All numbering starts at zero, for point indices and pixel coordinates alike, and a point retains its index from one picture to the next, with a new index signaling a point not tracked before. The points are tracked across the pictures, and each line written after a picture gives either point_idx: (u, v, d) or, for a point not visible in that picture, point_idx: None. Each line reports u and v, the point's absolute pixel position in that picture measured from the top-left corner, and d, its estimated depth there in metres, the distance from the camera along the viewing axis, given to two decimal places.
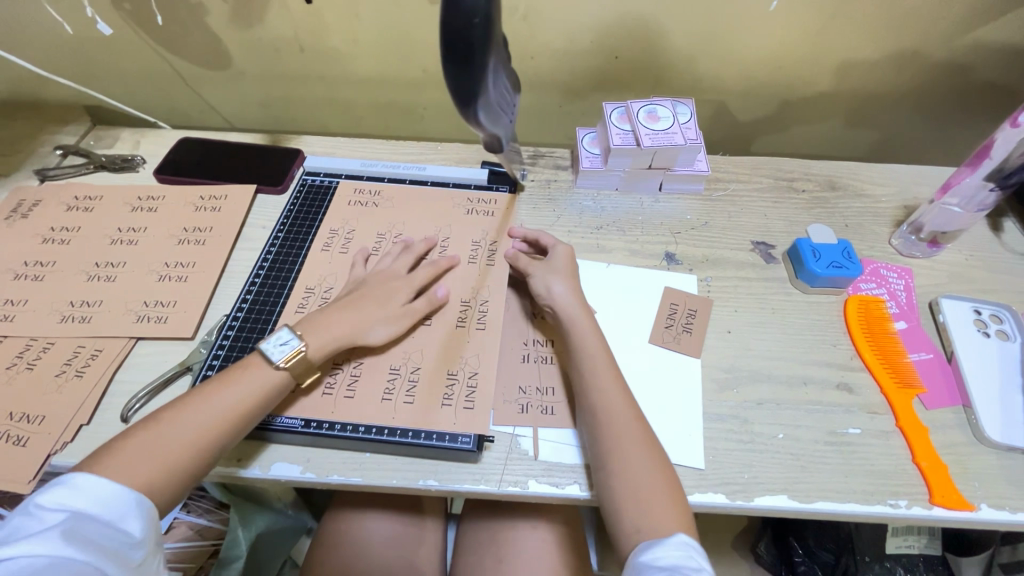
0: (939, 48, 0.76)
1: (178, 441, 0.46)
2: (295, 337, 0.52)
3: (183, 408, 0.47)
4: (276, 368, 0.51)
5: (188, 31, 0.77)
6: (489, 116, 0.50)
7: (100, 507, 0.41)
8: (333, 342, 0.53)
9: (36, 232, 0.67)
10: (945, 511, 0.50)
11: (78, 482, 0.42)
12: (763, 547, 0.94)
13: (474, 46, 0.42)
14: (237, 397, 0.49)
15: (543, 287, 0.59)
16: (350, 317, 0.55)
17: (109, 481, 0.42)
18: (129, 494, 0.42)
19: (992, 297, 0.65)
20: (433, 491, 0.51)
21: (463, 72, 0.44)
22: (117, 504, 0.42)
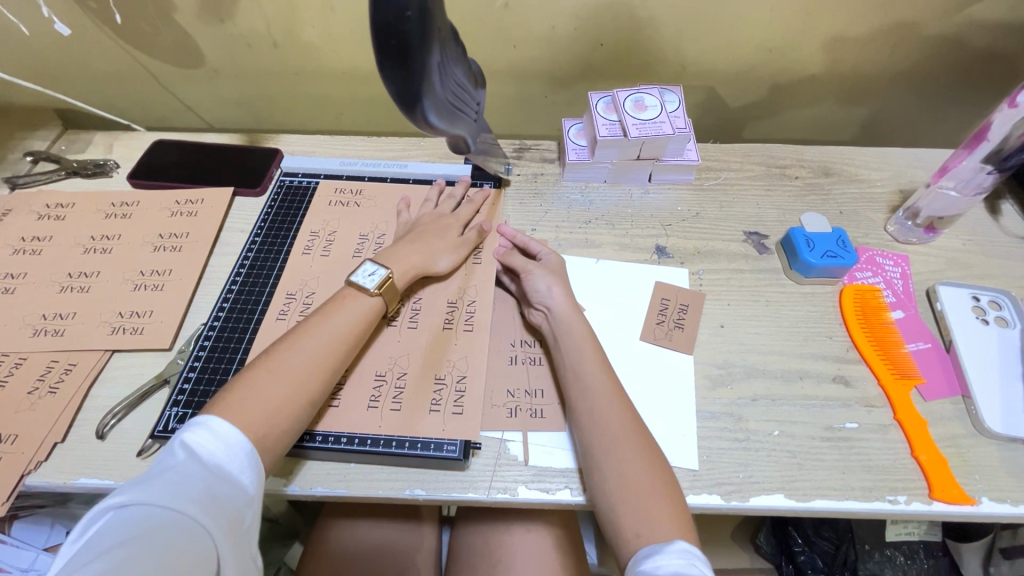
0: (933, 26, 0.74)
1: (274, 392, 0.46)
2: (381, 267, 0.55)
3: (271, 359, 0.48)
4: (370, 295, 0.54)
5: (157, 29, 0.74)
6: (440, 112, 0.49)
7: (198, 452, 0.41)
8: (407, 272, 0.57)
9: (6, 243, 0.65)
10: (946, 505, 0.49)
11: (202, 426, 0.42)
12: (762, 537, 0.95)
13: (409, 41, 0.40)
14: (343, 327, 0.51)
15: (535, 286, 0.57)
16: (416, 249, 0.59)
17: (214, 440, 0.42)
18: (233, 452, 0.42)
19: (990, 283, 0.64)
20: (420, 501, 0.49)
21: (403, 69, 0.42)
22: (221, 450, 0.42)
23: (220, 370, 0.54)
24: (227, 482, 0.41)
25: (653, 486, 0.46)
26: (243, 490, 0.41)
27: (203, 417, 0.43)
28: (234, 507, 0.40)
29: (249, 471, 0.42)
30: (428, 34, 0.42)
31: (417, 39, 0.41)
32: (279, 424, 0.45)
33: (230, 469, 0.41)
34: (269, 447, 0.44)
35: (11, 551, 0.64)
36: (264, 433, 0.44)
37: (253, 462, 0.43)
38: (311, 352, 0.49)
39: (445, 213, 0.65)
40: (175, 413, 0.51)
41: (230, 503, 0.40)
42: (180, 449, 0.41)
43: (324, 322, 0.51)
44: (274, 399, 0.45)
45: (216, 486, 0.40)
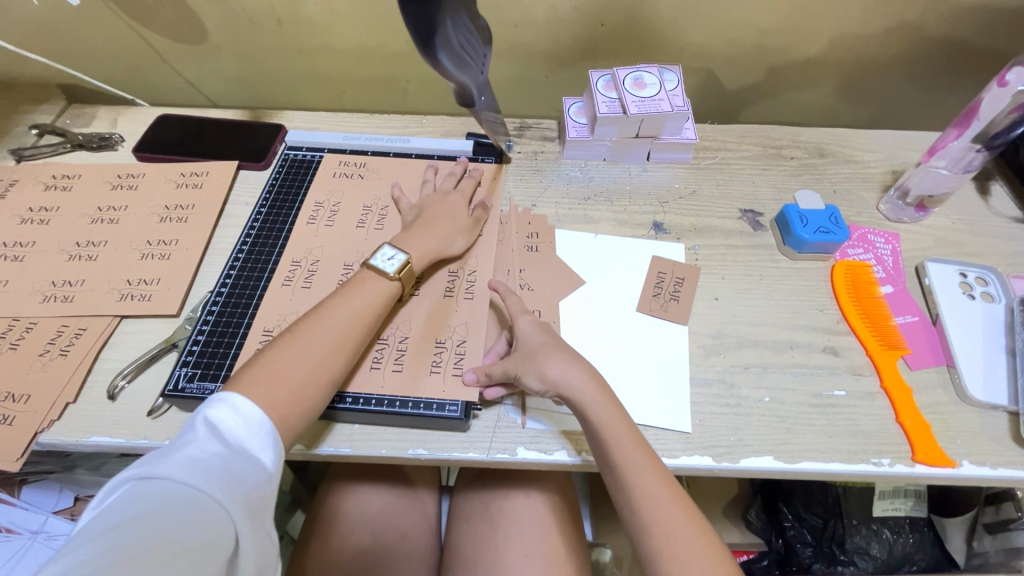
0: (928, 9, 0.75)
1: (299, 373, 0.46)
2: (400, 251, 0.56)
3: (295, 339, 0.48)
4: (390, 280, 0.54)
5: (160, 4, 0.74)
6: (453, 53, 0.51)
7: (218, 428, 0.41)
8: (425, 256, 0.58)
9: (14, 213, 0.66)
10: (928, 468, 0.51)
11: (224, 403, 0.42)
12: (753, 513, 0.96)
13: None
14: (364, 310, 0.52)
15: (549, 374, 0.49)
16: (431, 232, 0.59)
17: (236, 417, 0.42)
18: (256, 426, 0.42)
19: (977, 260, 0.66)
20: (422, 460, 0.51)
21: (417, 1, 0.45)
22: (241, 428, 0.42)
23: (227, 334, 0.56)
24: (247, 459, 0.40)
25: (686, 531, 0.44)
26: (263, 468, 0.41)
27: (224, 394, 0.43)
28: (253, 485, 0.39)
29: (268, 450, 0.42)
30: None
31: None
32: (301, 402, 0.46)
33: (250, 447, 0.41)
34: (290, 424, 0.45)
35: (22, 513, 0.66)
36: (287, 410, 0.45)
37: (273, 442, 0.43)
38: (333, 334, 0.49)
39: (449, 190, 0.65)
40: (184, 373, 0.53)
41: (249, 479, 0.39)
42: (200, 425, 0.41)
43: (345, 304, 0.51)
44: (297, 378, 0.46)
45: (236, 462, 0.40)
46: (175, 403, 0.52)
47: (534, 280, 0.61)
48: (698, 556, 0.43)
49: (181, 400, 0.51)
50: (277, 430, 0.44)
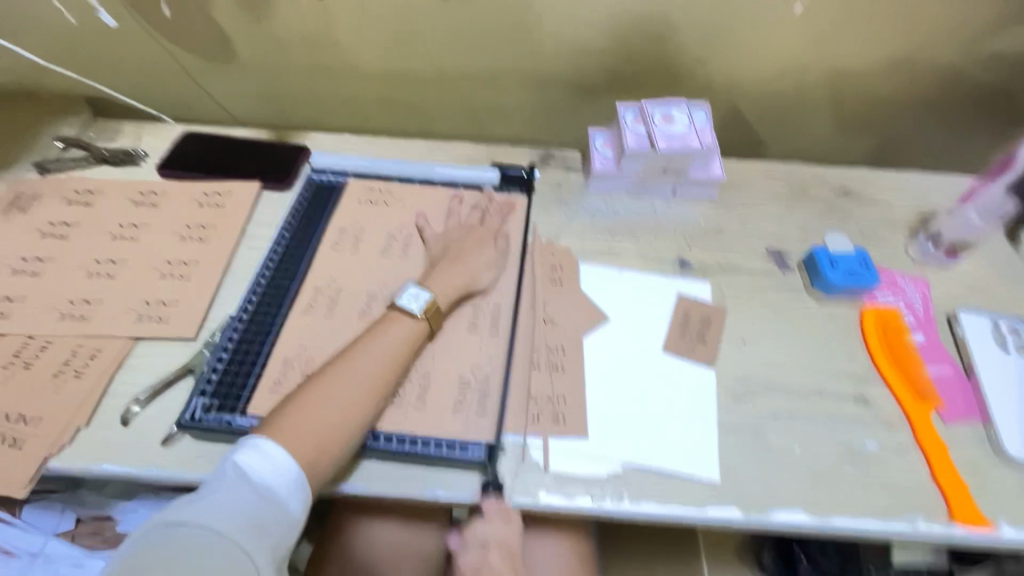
0: (952, 54, 0.75)
1: (326, 418, 0.46)
2: (425, 290, 0.55)
3: (323, 384, 0.48)
4: (416, 319, 0.53)
5: (193, 23, 0.75)
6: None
7: (246, 473, 0.42)
8: (450, 294, 0.57)
9: (34, 227, 0.66)
10: (965, 529, 0.49)
11: (253, 448, 0.43)
12: (767, 556, 0.92)
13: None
14: (390, 351, 0.51)
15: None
16: (457, 270, 0.59)
17: (266, 459, 0.43)
18: (284, 470, 0.43)
19: (1009, 310, 0.64)
20: (441, 502, 0.49)
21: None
22: (268, 473, 0.42)
23: (247, 362, 0.55)
24: (272, 506, 0.42)
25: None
26: (288, 514, 0.42)
27: (254, 438, 0.44)
28: (275, 531, 0.42)
29: (295, 496, 0.43)
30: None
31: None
32: (329, 449, 0.45)
33: (277, 492, 0.42)
34: (320, 472, 0.44)
35: (20, 534, 0.64)
36: (317, 457, 0.44)
37: (300, 487, 0.43)
38: (361, 377, 0.49)
39: (474, 225, 0.65)
40: (201, 403, 0.52)
41: (272, 527, 0.41)
42: (230, 468, 0.42)
43: (372, 345, 0.51)
44: (326, 424, 0.45)
45: (261, 509, 0.41)
46: (190, 433, 0.50)
47: (558, 315, 0.60)
48: None
49: (198, 431, 0.50)
50: (307, 477, 0.44)
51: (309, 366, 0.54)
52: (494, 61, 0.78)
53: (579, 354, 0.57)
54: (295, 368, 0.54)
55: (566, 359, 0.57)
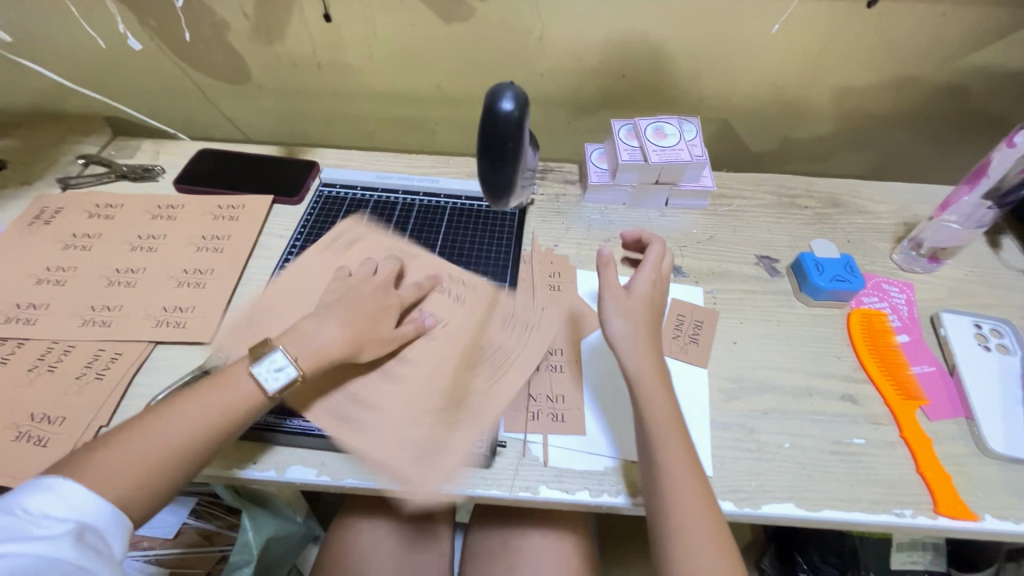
0: (931, 72, 0.79)
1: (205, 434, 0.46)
2: (332, 328, 0.54)
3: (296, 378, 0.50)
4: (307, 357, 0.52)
5: (209, 47, 0.79)
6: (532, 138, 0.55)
7: (45, 515, 0.39)
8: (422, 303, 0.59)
9: (58, 239, 0.69)
10: (950, 520, 0.51)
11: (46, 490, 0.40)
12: (767, 561, 0.96)
13: (514, 112, 0.43)
14: (279, 375, 0.51)
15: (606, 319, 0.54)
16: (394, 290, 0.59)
17: (71, 496, 0.40)
18: (67, 505, 0.39)
19: (992, 312, 0.67)
20: (446, 496, 0.51)
21: (505, 158, 0.44)
22: (68, 512, 0.39)
23: None
24: (87, 539, 0.39)
25: (704, 531, 0.45)
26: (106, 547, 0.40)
27: (50, 479, 0.41)
28: (98, 560, 0.40)
29: (111, 527, 0.41)
30: (524, 108, 0.44)
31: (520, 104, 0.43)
32: (190, 464, 0.46)
33: (88, 524, 0.40)
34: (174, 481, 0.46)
35: None
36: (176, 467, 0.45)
37: (112, 517, 0.41)
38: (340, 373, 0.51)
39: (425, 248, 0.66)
40: None
41: (98, 555, 0.39)
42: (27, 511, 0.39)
43: (271, 364, 0.51)
44: (190, 437, 0.46)
45: (84, 543, 0.39)
46: None
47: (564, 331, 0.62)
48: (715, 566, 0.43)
49: None
50: None
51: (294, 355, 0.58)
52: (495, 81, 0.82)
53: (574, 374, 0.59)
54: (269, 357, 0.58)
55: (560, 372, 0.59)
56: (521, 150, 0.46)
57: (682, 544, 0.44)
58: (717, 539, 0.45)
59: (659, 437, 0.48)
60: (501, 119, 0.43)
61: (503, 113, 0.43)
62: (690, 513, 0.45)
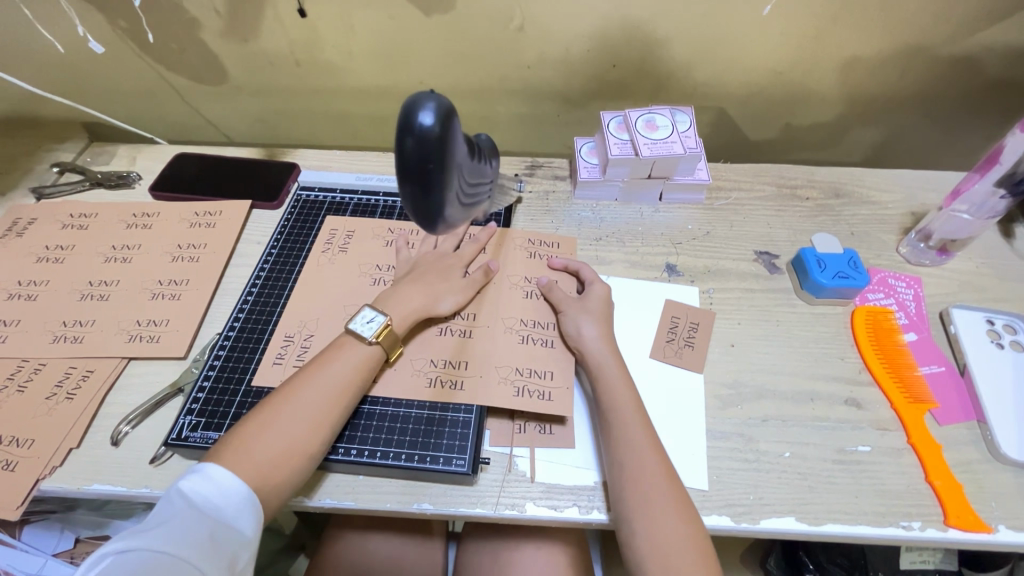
0: (940, 52, 0.75)
1: (273, 448, 0.45)
2: (381, 313, 0.54)
3: (265, 412, 0.47)
4: (369, 345, 0.52)
5: (183, 48, 0.77)
6: (489, 144, 0.41)
7: (195, 498, 0.41)
8: (408, 316, 0.55)
9: (30, 252, 0.67)
10: (961, 533, 0.48)
11: (198, 473, 0.43)
12: (772, 562, 0.91)
13: (436, 128, 0.30)
14: (339, 376, 0.50)
15: (571, 326, 0.57)
16: (420, 290, 0.57)
17: (218, 475, 0.42)
18: (225, 484, 0.42)
19: (1005, 306, 0.63)
20: (428, 515, 0.49)
21: (429, 191, 0.32)
22: (217, 497, 0.42)
23: (232, 381, 0.55)
24: (221, 525, 0.41)
25: (673, 530, 0.44)
26: (240, 533, 0.42)
27: (201, 464, 0.43)
28: (230, 548, 0.41)
29: (247, 515, 0.42)
30: (449, 121, 0.31)
31: (445, 115, 0.30)
32: (275, 477, 0.44)
33: (225, 512, 0.42)
34: (268, 496, 0.44)
35: (21, 556, 0.63)
36: (264, 482, 0.44)
37: (251, 506, 0.43)
38: (307, 401, 0.48)
39: (447, 251, 0.63)
40: (188, 421, 0.52)
41: (227, 544, 0.41)
42: (176, 494, 0.42)
43: (321, 370, 0.50)
44: (269, 452, 0.45)
45: (214, 529, 0.41)
46: (178, 452, 0.51)
47: (557, 338, 0.58)
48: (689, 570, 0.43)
49: (185, 449, 0.50)
50: (257, 500, 0.43)
51: (301, 358, 0.56)
52: (479, 74, 0.79)
53: (567, 382, 0.54)
54: (286, 363, 0.56)
55: (553, 386, 0.54)
56: (458, 167, 0.33)
57: (652, 542, 0.44)
58: (688, 538, 0.44)
59: (627, 438, 0.49)
60: (415, 141, 0.30)
61: (418, 130, 0.30)
62: (660, 512, 0.45)
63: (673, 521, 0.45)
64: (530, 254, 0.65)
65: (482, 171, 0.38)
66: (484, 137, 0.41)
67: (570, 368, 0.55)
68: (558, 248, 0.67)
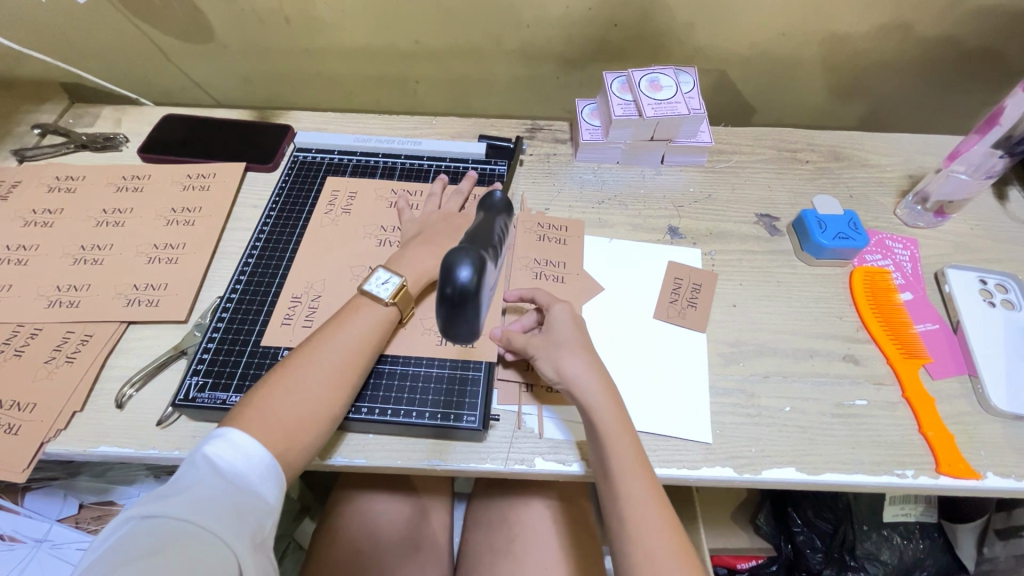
0: (943, 13, 0.74)
1: (299, 409, 0.45)
2: (395, 275, 0.53)
3: (282, 375, 0.46)
4: (385, 305, 0.52)
5: (167, 2, 0.73)
6: (502, 202, 0.43)
7: (220, 463, 0.41)
8: (422, 278, 0.55)
9: (16, 215, 0.65)
10: (952, 479, 0.50)
11: (221, 437, 0.42)
12: (762, 518, 0.94)
13: (474, 285, 0.34)
14: (358, 337, 0.50)
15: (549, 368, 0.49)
16: (430, 253, 0.56)
17: (246, 438, 0.42)
18: (253, 449, 0.42)
19: (998, 267, 0.65)
20: (439, 472, 0.50)
21: (462, 319, 0.35)
22: (242, 464, 0.41)
23: (238, 342, 0.55)
24: (246, 492, 0.41)
25: (665, 545, 0.41)
26: (263, 500, 0.41)
27: (220, 429, 0.43)
28: (256, 517, 0.40)
29: (271, 483, 0.42)
30: (483, 269, 0.34)
31: (479, 269, 0.34)
32: (298, 439, 0.45)
33: (250, 479, 0.41)
34: (293, 459, 0.44)
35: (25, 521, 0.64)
36: (289, 445, 0.44)
37: (274, 474, 0.43)
38: (326, 365, 0.47)
39: (453, 211, 0.62)
40: (195, 383, 0.52)
41: (251, 510, 0.40)
42: (201, 461, 0.41)
43: (340, 332, 0.49)
44: (293, 415, 0.45)
45: (239, 497, 0.40)
46: (185, 413, 0.51)
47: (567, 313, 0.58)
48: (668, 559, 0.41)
49: (192, 410, 0.50)
50: (281, 464, 0.43)
51: (310, 319, 0.56)
52: (477, 34, 0.76)
53: None
54: (295, 324, 0.55)
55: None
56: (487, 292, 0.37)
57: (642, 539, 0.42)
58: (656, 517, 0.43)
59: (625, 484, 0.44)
60: (454, 293, 0.34)
61: (458, 285, 0.34)
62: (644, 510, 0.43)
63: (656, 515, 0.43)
64: (539, 219, 0.66)
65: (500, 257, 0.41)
66: (492, 208, 0.43)
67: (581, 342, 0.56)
68: (567, 232, 0.65)
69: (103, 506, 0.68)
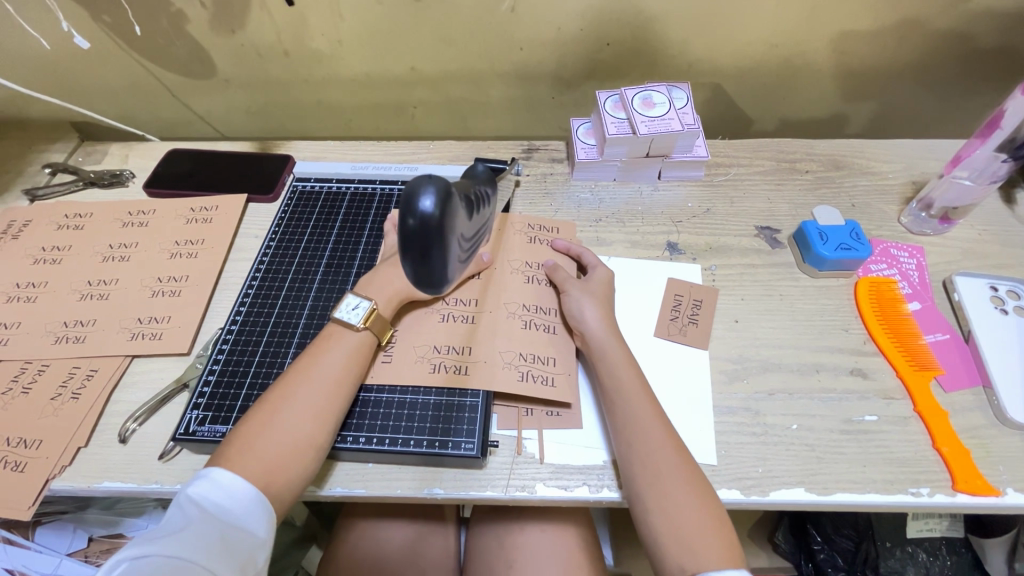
0: (941, 17, 0.73)
1: (279, 444, 0.45)
2: (364, 299, 0.54)
3: (265, 409, 0.47)
4: (357, 330, 0.52)
5: (170, 41, 0.75)
6: (486, 175, 0.35)
7: (206, 503, 0.42)
8: (394, 301, 0.55)
9: (27, 254, 0.66)
10: (970, 497, 0.48)
11: (206, 477, 0.43)
12: (780, 536, 0.94)
13: (438, 214, 0.26)
14: (337, 367, 0.50)
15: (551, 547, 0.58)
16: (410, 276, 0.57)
17: (231, 474, 0.43)
18: (240, 485, 0.42)
19: (1008, 272, 0.63)
20: (440, 500, 0.49)
21: (431, 260, 0.27)
22: (226, 502, 0.42)
23: (238, 373, 0.55)
24: (234, 528, 0.42)
25: (674, 467, 0.46)
26: (252, 534, 0.42)
27: (206, 469, 0.44)
28: (245, 550, 0.42)
29: (260, 518, 0.43)
30: (452, 201, 0.27)
31: (446, 197, 0.26)
32: (282, 473, 0.44)
33: (236, 516, 0.42)
34: (278, 492, 0.44)
35: (36, 556, 0.64)
36: (272, 479, 0.44)
37: (261, 508, 0.43)
38: (307, 396, 0.47)
39: None
40: (195, 416, 0.52)
41: (238, 545, 0.42)
42: (188, 503, 0.42)
43: (316, 364, 0.49)
44: (275, 450, 0.44)
45: (225, 533, 0.41)
46: (185, 446, 0.51)
47: (559, 323, 0.58)
48: (684, 491, 0.44)
49: (193, 444, 0.50)
50: (266, 498, 0.43)
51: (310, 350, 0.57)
52: (471, 59, 0.77)
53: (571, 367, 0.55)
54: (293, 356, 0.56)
55: (555, 372, 0.54)
56: (461, 237, 0.29)
57: (668, 513, 0.44)
58: (677, 463, 0.46)
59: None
60: (417, 227, 0.26)
61: (418, 214, 0.26)
62: (673, 487, 0.45)
63: (676, 460, 0.46)
64: (530, 238, 0.65)
65: (485, 216, 0.34)
66: (477, 167, 0.35)
67: (572, 355, 0.56)
68: (557, 233, 0.66)
69: (113, 539, 0.68)
